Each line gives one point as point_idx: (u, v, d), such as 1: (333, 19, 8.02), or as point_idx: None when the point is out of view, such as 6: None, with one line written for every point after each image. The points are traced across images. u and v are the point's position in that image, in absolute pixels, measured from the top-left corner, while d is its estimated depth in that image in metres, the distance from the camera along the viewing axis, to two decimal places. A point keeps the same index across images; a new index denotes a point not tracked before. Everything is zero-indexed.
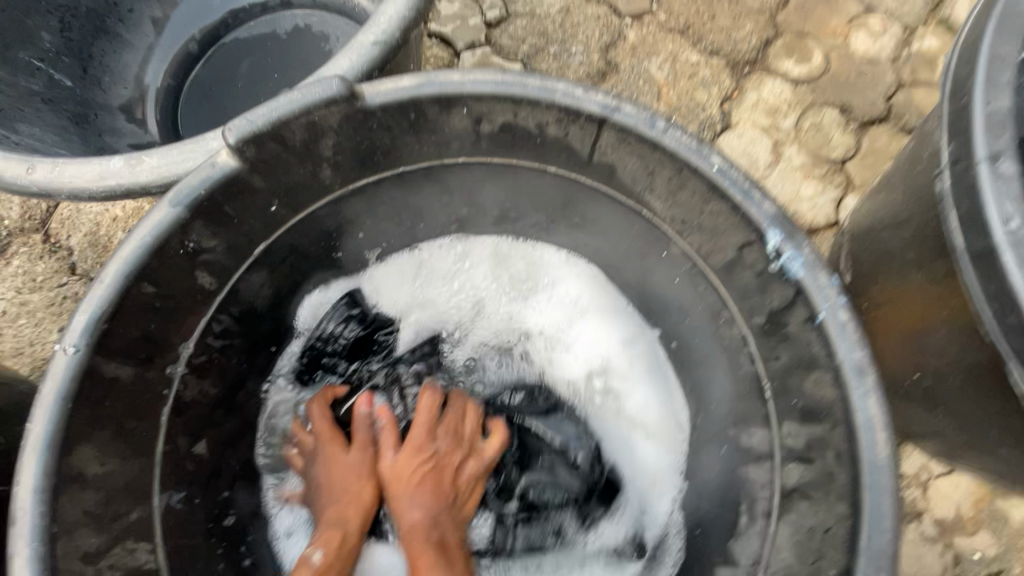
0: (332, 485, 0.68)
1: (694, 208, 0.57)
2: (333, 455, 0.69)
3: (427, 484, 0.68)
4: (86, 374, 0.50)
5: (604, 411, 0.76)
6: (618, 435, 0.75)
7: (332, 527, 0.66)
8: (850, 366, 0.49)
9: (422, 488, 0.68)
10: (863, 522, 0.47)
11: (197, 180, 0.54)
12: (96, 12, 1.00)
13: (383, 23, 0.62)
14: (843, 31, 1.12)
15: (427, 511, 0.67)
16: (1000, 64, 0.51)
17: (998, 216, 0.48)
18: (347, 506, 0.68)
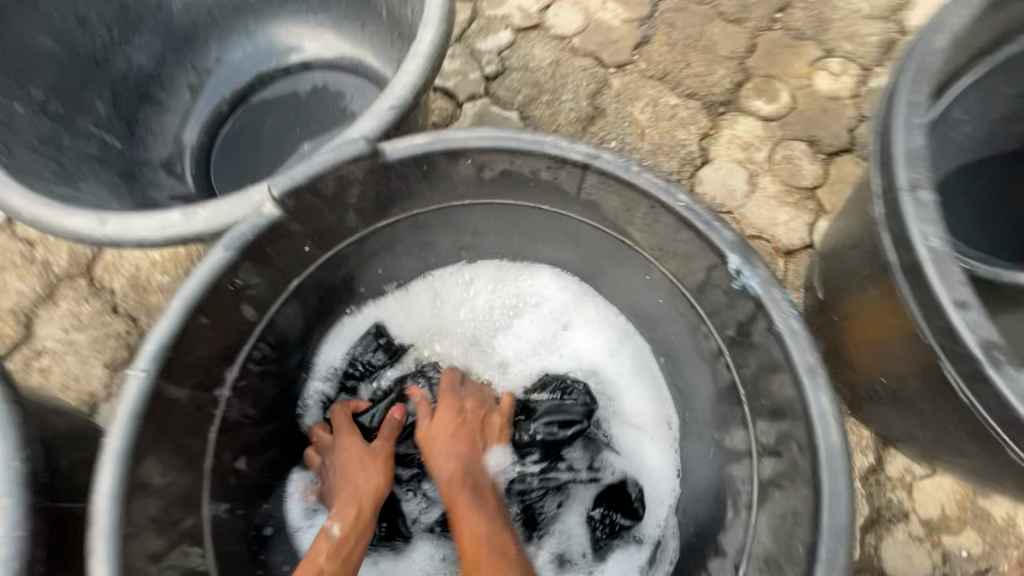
0: (348, 469, 0.74)
1: (668, 237, 0.67)
2: (347, 447, 0.75)
3: (459, 438, 0.75)
4: (153, 395, 0.59)
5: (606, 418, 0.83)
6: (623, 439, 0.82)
7: (347, 505, 0.71)
8: (804, 365, 0.55)
9: (454, 442, 0.75)
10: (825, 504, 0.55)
11: (247, 227, 0.64)
12: (142, 83, 1.14)
13: (398, 92, 0.74)
14: (806, 73, 1.24)
15: (460, 461, 0.74)
16: (915, 111, 0.62)
17: (920, 235, 0.57)
18: (358, 481, 0.73)
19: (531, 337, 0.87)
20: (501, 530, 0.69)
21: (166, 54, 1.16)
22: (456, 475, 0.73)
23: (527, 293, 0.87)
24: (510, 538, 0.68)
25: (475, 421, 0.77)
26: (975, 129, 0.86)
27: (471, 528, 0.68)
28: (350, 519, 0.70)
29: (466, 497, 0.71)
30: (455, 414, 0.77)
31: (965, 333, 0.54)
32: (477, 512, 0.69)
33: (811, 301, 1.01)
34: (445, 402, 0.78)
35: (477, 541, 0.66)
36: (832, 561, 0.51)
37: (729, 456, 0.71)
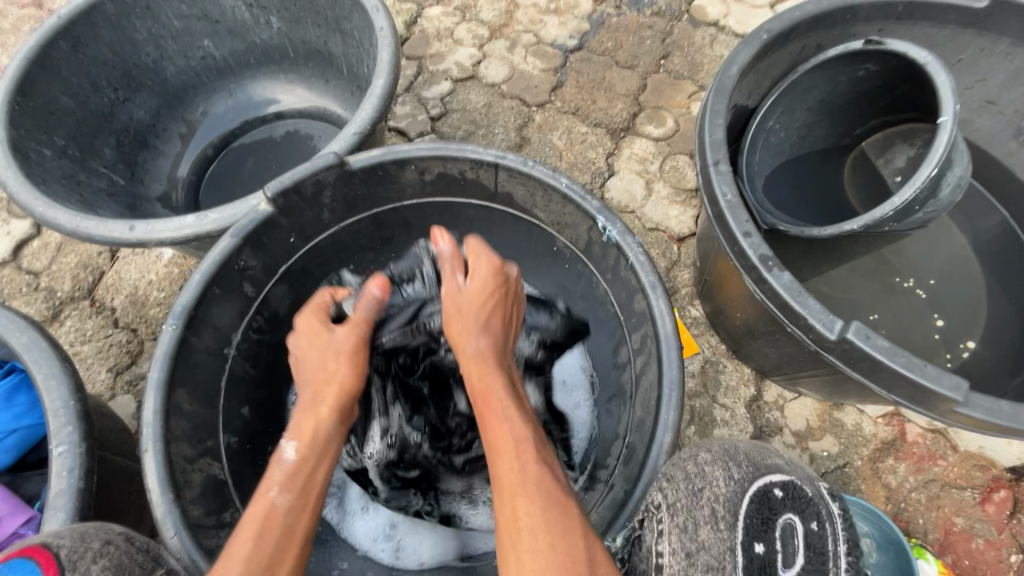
0: (321, 370, 0.83)
1: (560, 212, 0.92)
2: (312, 344, 0.87)
3: (491, 321, 0.85)
4: (181, 342, 0.78)
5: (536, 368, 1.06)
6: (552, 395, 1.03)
7: (304, 429, 0.77)
8: (648, 283, 0.80)
9: (482, 339, 0.83)
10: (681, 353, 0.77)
11: (249, 220, 0.86)
12: (141, 133, 1.36)
13: (359, 121, 0.99)
14: (685, 103, 1.58)
15: (488, 357, 0.82)
16: (716, 115, 0.92)
17: (721, 193, 0.85)
18: (323, 395, 0.81)
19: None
20: (537, 439, 0.72)
21: (161, 109, 1.39)
22: (488, 368, 0.80)
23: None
24: (545, 448, 0.71)
25: (501, 302, 0.87)
26: (787, 133, 1.18)
27: (510, 429, 0.71)
28: (306, 443, 0.75)
29: (498, 397, 0.76)
30: (487, 316, 0.85)
31: (750, 254, 0.81)
32: (512, 415, 0.73)
33: (696, 272, 1.28)
34: (471, 294, 0.87)
35: (518, 450, 0.68)
36: (670, 400, 0.72)
37: (620, 369, 0.93)
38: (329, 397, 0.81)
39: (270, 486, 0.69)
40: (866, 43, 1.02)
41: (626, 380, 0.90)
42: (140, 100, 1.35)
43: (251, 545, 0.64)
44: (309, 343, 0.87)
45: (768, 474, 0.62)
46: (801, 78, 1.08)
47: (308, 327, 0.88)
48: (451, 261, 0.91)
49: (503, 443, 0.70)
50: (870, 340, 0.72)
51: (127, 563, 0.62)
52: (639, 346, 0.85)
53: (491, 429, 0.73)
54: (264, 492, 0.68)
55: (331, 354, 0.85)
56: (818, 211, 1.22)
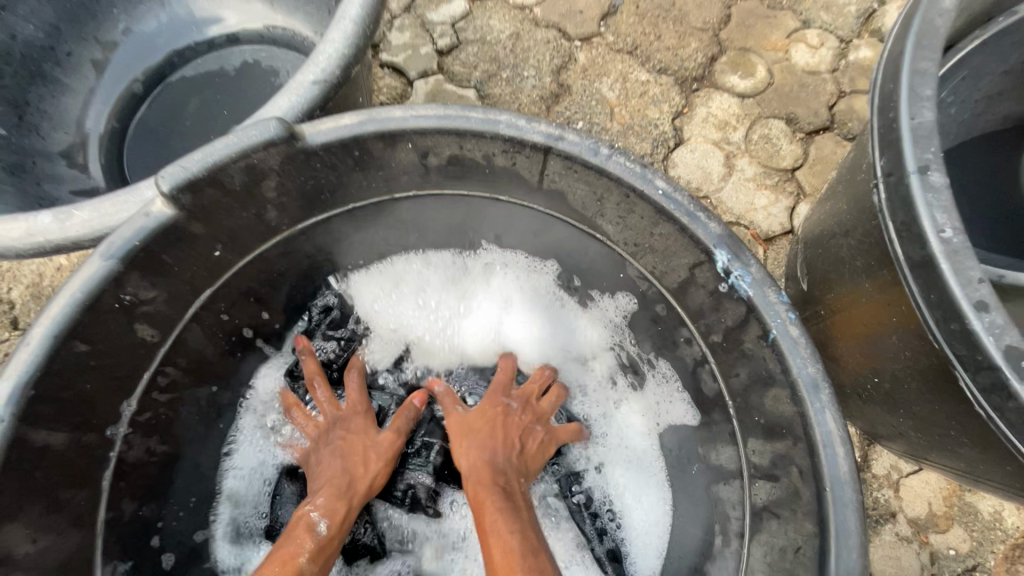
0: (350, 454, 0.66)
1: (644, 231, 0.57)
2: (348, 415, 0.69)
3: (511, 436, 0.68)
4: (13, 445, 0.47)
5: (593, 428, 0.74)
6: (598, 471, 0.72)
7: (337, 498, 0.63)
8: (804, 381, 0.47)
9: (497, 441, 0.67)
10: (828, 504, 0.45)
11: (131, 231, 0.51)
12: (31, 59, 0.97)
13: (322, 61, 0.62)
14: (783, 45, 1.16)
15: (487, 463, 0.65)
16: (922, 78, 0.54)
17: (932, 226, 0.49)
18: (354, 472, 0.65)
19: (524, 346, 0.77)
20: (542, 555, 0.57)
21: (60, 24, 0.99)
22: (488, 474, 0.64)
23: (529, 295, 0.77)
24: (548, 559, 0.57)
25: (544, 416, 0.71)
26: (964, 110, 0.79)
27: (501, 546, 0.57)
28: (337, 513, 0.62)
29: (494, 502, 0.61)
30: (501, 411, 0.69)
31: (986, 341, 0.46)
32: (508, 526, 0.59)
33: (794, 291, 0.94)
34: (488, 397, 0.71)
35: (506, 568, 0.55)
36: None
37: (716, 475, 0.63)
38: (348, 460, 0.66)
39: (298, 548, 0.58)
40: None
41: (728, 502, 0.61)
42: (24, 9, 0.95)
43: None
44: (349, 417, 0.69)
45: None
46: (1020, 21, 0.67)
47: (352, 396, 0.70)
48: (445, 397, 0.72)
49: (496, 555, 0.57)
50: None
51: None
52: (768, 467, 0.55)
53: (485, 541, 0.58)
54: (293, 557, 0.57)
55: (365, 432, 0.68)
56: (994, 228, 0.83)
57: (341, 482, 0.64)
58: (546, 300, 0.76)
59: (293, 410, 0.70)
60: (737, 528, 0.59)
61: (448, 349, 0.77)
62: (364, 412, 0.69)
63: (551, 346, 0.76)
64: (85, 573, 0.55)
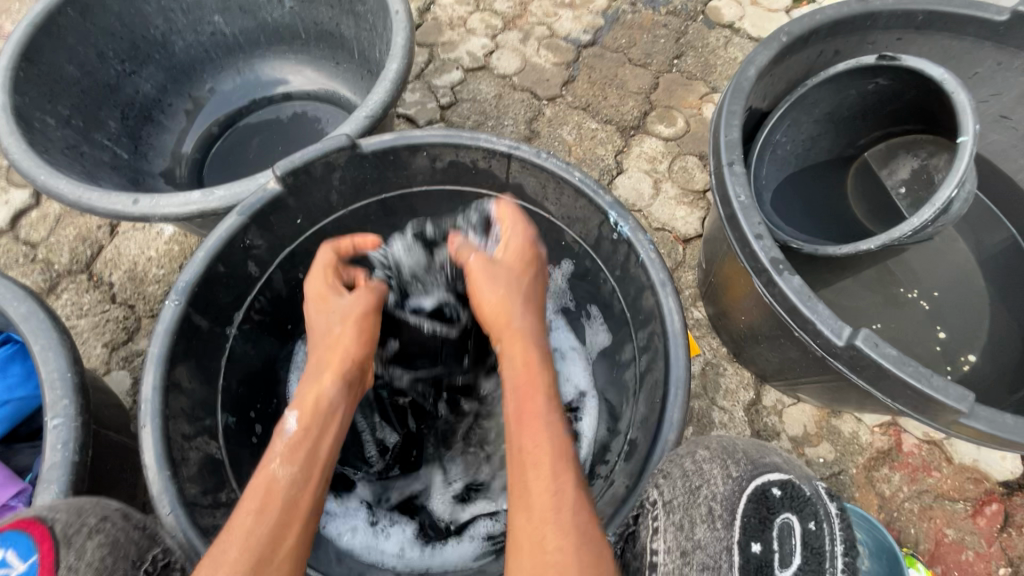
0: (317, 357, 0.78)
1: (571, 206, 0.91)
2: (316, 320, 0.82)
3: (522, 287, 0.80)
4: (184, 318, 0.77)
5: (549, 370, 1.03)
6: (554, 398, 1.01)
7: (301, 400, 0.73)
8: (658, 280, 0.79)
9: (514, 299, 0.78)
10: (669, 341, 0.76)
11: (256, 199, 0.85)
12: (145, 107, 1.34)
13: (371, 105, 0.98)
14: (697, 104, 1.57)
15: (507, 322, 0.77)
16: (733, 115, 0.91)
17: (733, 194, 0.84)
18: (316, 371, 0.76)
19: None
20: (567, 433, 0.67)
21: (168, 84, 1.38)
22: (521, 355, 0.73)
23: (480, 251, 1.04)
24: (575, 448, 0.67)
25: (534, 271, 0.83)
26: (794, 146, 1.16)
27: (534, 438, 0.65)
28: (304, 414, 0.71)
29: (539, 398, 0.69)
30: (520, 300, 0.79)
31: (761, 254, 0.80)
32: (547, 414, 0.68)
33: (701, 274, 1.27)
34: (496, 274, 0.80)
35: (537, 459, 0.64)
36: (676, 399, 0.72)
37: (623, 366, 0.93)
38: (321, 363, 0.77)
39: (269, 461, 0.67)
40: (879, 58, 1.01)
41: (629, 377, 0.89)
42: (147, 73, 1.33)
43: (251, 523, 0.62)
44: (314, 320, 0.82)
45: (767, 473, 0.62)
46: (810, 91, 1.06)
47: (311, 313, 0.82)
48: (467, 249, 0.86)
49: (540, 454, 0.64)
50: (877, 347, 0.72)
51: (123, 541, 0.62)
52: (644, 344, 0.85)
53: (529, 428, 0.66)
54: (263, 469, 0.66)
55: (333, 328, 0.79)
56: (826, 225, 1.20)
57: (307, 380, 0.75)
58: None
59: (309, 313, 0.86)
60: (632, 390, 0.87)
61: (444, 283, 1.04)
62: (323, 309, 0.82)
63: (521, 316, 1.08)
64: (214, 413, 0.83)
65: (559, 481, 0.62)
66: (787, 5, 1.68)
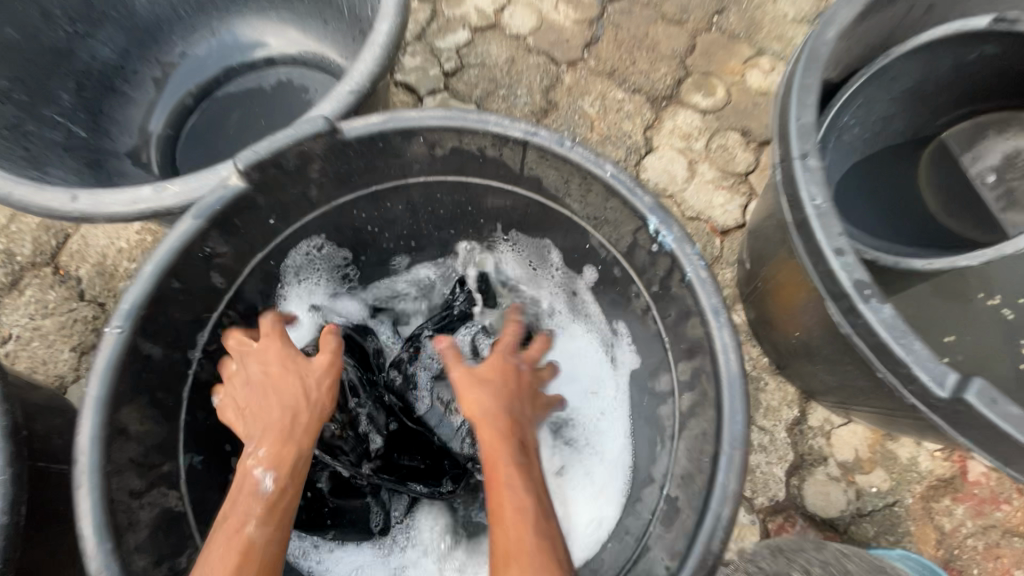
0: (283, 401, 0.69)
1: (600, 205, 0.75)
2: (273, 361, 0.72)
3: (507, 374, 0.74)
4: (129, 348, 0.63)
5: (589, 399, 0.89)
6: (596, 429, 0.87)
7: (274, 451, 0.65)
8: (710, 307, 0.63)
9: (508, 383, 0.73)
10: (724, 386, 0.61)
11: (215, 198, 0.69)
12: (106, 75, 1.17)
13: (357, 77, 0.80)
14: (740, 70, 1.36)
15: (502, 406, 0.69)
16: (808, 91, 0.72)
17: (807, 196, 0.67)
18: (276, 423, 0.67)
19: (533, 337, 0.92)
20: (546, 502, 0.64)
21: (130, 48, 1.20)
22: (501, 423, 0.68)
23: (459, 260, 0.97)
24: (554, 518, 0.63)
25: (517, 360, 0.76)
26: (863, 130, 0.96)
27: (514, 506, 0.61)
28: (282, 470, 0.65)
29: (511, 456, 0.65)
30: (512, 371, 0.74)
31: (841, 275, 0.63)
32: (522, 482, 0.63)
33: (742, 274, 1.10)
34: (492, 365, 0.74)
35: (517, 523, 0.59)
36: (732, 463, 0.58)
37: (657, 398, 0.78)
38: (303, 420, 0.69)
39: (245, 520, 0.61)
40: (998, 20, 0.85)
41: (665, 416, 0.75)
42: (104, 35, 1.15)
43: None
44: (263, 367, 0.72)
45: None
46: (893, 62, 0.87)
47: (271, 355, 0.72)
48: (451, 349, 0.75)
49: (503, 510, 0.61)
50: (995, 405, 0.57)
51: None
52: (687, 380, 0.70)
53: (501, 483, 0.63)
54: (241, 529, 0.60)
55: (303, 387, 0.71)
56: (903, 225, 0.99)
57: (281, 429, 0.67)
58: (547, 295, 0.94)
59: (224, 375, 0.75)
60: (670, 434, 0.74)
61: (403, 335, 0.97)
62: (285, 355, 0.73)
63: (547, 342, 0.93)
64: (172, 457, 0.70)
65: (525, 530, 0.59)
66: None
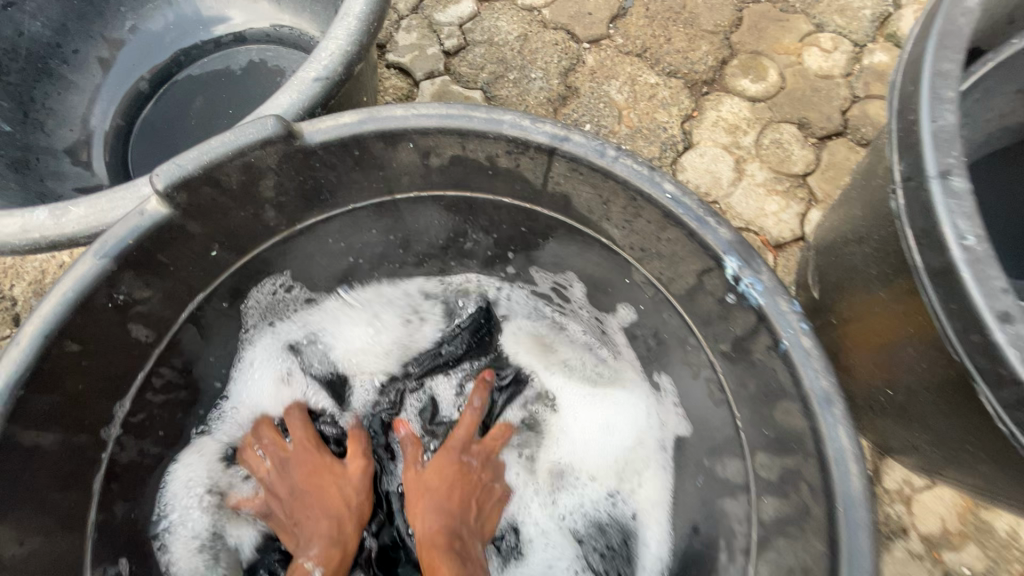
0: (325, 497, 0.64)
1: (651, 236, 0.56)
2: (306, 454, 0.67)
3: (455, 489, 0.66)
4: (1, 447, 0.46)
5: (612, 458, 0.71)
6: (619, 494, 0.70)
7: (329, 546, 0.61)
8: (817, 395, 0.45)
9: (451, 497, 0.65)
10: (840, 512, 0.43)
11: (126, 230, 0.50)
12: (36, 55, 0.97)
13: (325, 59, 0.61)
14: (796, 49, 1.14)
15: (445, 524, 0.63)
16: (944, 80, 0.52)
17: (954, 233, 0.47)
18: (326, 517, 0.63)
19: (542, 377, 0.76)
20: None
21: (67, 21, 0.99)
22: (441, 538, 0.61)
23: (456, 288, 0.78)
24: None
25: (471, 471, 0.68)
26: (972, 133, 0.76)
27: None
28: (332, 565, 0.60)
29: (449, 566, 0.58)
30: (462, 472, 0.67)
31: (1009, 353, 0.44)
32: None
33: (805, 301, 0.90)
34: (439, 472, 0.67)
35: None
36: None
37: (722, 487, 0.61)
38: (351, 524, 0.64)
39: None
40: None
41: (735, 515, 0.58)
42: (30, 5, 0.94)
43: None
44: (303, 457, 0.67)
45: None
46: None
47: (306, 445, 0.67)
48: (410, 447, 0.70)
49: None
50: None
51: None
52: (775, 479, 0.52)
53: None
54: None
55: (354, 490, 0.65)
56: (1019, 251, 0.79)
57: (331, 528, 0.62)
58: (563, 324, 0.77)
59: (240, 458, 0.67)
60: (743, 544, 0.56)
61: (384, 374, 0.76)
62: (315, 448, 0.67)
63: (561, 384, 0.76)
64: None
65: None
66: None
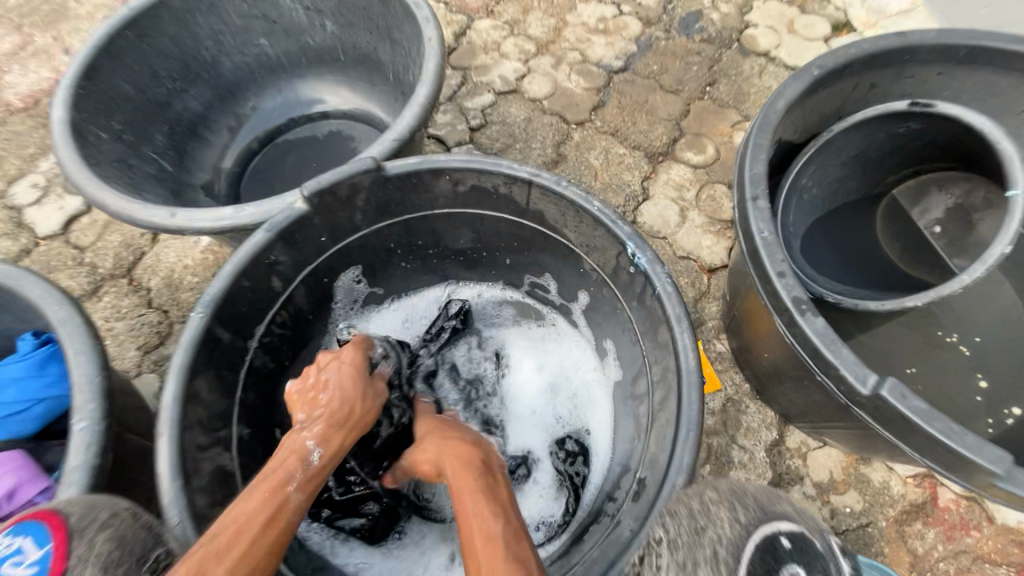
0: (347, 399, 0.84)
1: (590, 234, 0.91)
2: (347, 367, 0.88)
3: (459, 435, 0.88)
4: (207, 329, 0.80)
5: (569, 402, 1.05)
6: (574, 424, 1.03)
7: (334, 435, 0.80)
8: (675, 315, 0.77)
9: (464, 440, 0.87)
10: (684, 377, 0.74)
11: (283, 216, 0.88)
12: (192, 123, 1.42)
13: (400, 127, 1.00)
14: (728, 132, 1.55)
15: (467, 450, 0.83)
16: (760, 148, 0.89)
17: (756, 230, 0.82)
18: (341, 413, 0.83)
19: (524, 353, 1.12)
20: (510, 514, 0.71)
21: (214, 101, 1.45)
22: (466, 459, 0.81)
23: (468, 291, 1.16)
24: (518, 522, 0.70)
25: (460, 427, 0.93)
26: (821, 189, 1.11)
27: (479, 513, 0.70)
28: (330, 451, 0.78)
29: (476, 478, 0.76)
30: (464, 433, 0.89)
31: (783, 294, 0.77)
32: (487, 498, 0.73)
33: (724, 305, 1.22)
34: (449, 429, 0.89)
35: (484, 526, 0.68)
36: (687, 442, 0.70)
37: (638, 402, 0.91)
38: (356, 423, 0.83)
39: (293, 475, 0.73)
40: (912, 103, 1.00)
41: (642, 414, 0.88)
42: (194, 91, 1.40)
43: (259, 522, 0.66)
44: (344, 368, 0.88)
45: (776, 520, 0.60)
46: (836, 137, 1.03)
47: (348, 361, 0.89)
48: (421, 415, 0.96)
49: (470, 519, 0.70)
50: (906, 400, 0.69)
51: (130, 537, 0.62)
52: (658, 378, 0.83)
53: (468, 503, 0.72)
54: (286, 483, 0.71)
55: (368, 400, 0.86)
56: (858, 271, 1.12)
57: (341, 422, 0.82)
58: (540, 316, 1.13)
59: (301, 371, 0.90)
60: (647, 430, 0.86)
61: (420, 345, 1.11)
62: (352, 365, 0.89)
63: (538, 358, 1.10)
64: (228, 425, 0.85)
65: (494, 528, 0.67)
66: (825, 34, 1.65)
